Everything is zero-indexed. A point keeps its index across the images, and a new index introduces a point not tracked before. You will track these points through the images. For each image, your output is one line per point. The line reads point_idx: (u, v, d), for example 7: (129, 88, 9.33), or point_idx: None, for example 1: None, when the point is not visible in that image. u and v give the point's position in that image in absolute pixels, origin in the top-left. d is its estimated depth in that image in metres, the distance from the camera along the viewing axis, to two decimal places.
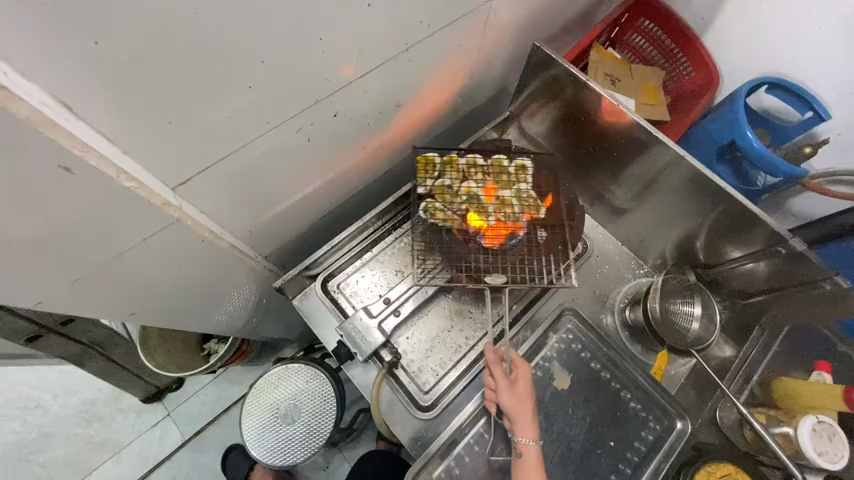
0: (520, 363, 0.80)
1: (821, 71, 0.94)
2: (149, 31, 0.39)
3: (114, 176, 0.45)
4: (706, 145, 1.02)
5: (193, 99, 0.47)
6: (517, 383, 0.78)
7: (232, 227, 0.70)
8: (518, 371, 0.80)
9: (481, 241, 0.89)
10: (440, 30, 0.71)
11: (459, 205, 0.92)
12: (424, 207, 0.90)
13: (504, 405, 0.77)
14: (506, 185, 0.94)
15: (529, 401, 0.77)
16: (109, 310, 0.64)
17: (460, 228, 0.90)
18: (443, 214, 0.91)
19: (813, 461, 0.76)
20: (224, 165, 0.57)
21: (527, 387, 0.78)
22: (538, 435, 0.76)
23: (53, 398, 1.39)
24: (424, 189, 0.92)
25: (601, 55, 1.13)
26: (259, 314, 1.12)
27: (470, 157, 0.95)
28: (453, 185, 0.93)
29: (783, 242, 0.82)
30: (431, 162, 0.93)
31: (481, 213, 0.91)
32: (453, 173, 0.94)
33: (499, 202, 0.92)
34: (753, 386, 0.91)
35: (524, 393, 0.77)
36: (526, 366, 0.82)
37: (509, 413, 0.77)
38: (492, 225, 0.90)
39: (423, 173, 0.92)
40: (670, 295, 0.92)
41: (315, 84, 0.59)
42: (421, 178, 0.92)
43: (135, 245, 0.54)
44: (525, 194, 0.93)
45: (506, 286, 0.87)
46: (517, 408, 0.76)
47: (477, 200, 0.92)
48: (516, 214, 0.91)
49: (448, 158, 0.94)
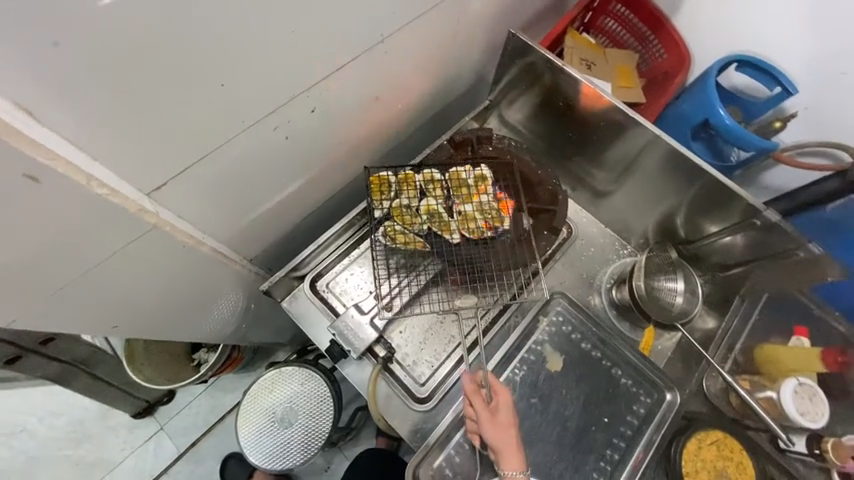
0: (500, 390, 0.78)
1: (786, 46, 0.97)
2: (113, 29, 0.37)
3: (85, 183, 0.44)
4: (680, 125, 1.04)
5: (164, 100, 0.45)
6: (498, 412, 0.77)
7: (214, 231, 0.69)
8: (499, 398, 0.78)
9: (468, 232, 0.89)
10: (415, 20, 0.71)
11: (420, 225, 0.89)
12: (384, 232, 0.88)
13: (487, 437, 0.75)
14: (467, 199, 0.91)
15: (512, 430, 0.75)
16: (90, 324, 0.62)
17: (424, 249, 0.88)
18: (405, 236, 0.88)
19: (796, 422, 0.80)
20: (201, 168, 0.56)
21: (510, 415, 0.77)
22: (524, 464, 0.74)
23: (38, 421, 1.35)
24: (381, 211, 0.89)
25: (575, 40, 1.14)
26: (249, 319, 1.10)
27: (426, 172, 0.92)
28: (411, 205, 0.90)
29: (758, 215, 0.85)
30: (385, 182, 0.91)
31: (445, 230, 0.89)
32: (409, 191, 0.91)
33: (461, 217, 0.90)
34: (737, 355, 0.93)
35: (506, 422, 0.76)
36: (506, 392, 0.80)
37: (492, 445, 0.75)
38: (457, 243, 0.88)
39: (378, 195, 0.90)
40: (654, 273, 0.94)
41: (290, 79, 0.58)
42: (377, 199, 0.90)
43: (113, 255, 0.53)
44: (488, 206, 0.91)
45: (475, 308, 0.90)
46: (500, 439, 0.74)
47: (439, 217, 0.90)
48: (481, 228, 0.90)
49: (403, 176, 0.92)
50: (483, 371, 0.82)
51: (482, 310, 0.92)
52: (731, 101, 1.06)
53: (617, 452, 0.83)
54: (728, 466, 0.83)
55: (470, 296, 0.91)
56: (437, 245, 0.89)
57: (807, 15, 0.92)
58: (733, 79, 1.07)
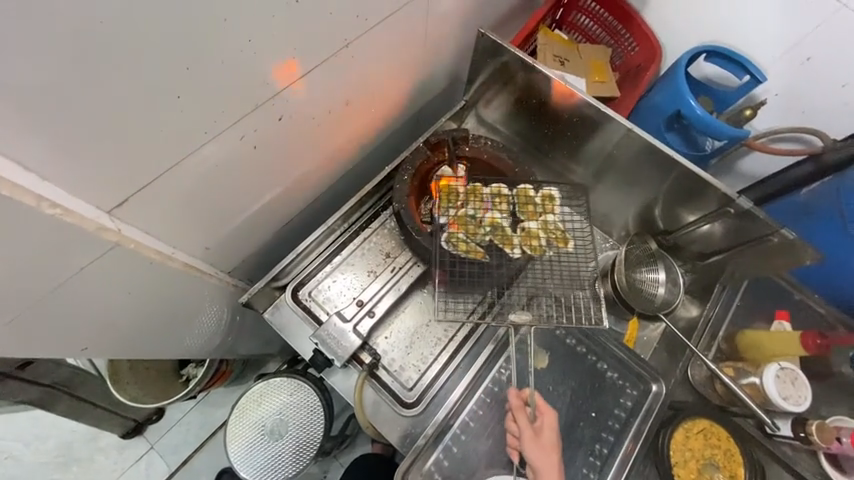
0: (547, 411, 0.78)
1: (755, 32, 0.98)
2: (53, 48, 0.36)
3: (36, 205, 0.42)
4: (655, 117, 1.05)
5: (115, 115, 0.44)
6: (542, 433, 0.76)
7: (186, 245, 0.67)
8: (544, 419, 0.78)
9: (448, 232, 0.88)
10: (380, 23, 0.70)
11: (482, 236, 0.90)
12: (448, 238, 0.88)
13: (528, 457, 0.74)
14: (532, 216, 0.93)
15: (555, 453, 0.75)
16: (59, 348, 0.60)
17: (484, 259, 0.88)
18: (467, 245, 0.88)
19: (779, 406, 0.81)
20: (165, 182, 0.55)
21: (553, 438, 0.76)
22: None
23: (24, 447, 1.31)
24: (446, 219, 0.90)
25: (548, 37, 1.14)
26: (234, 332, 1.08)
27: (494, 186, 0.94)
28: (477, 215, 0.91)
29: (732, 203, 0.85)
30: (453, 191, 0.93)
31: (506, 244, 0.90)
32: (476, 202, 0.93)
33: (524, 233, 0.91)
34: (720, 342, 0.95)
35: (550, 445, 0.75)
36: (552, 413, 0.79)
37: (533, 466, 0.74)
38: (519, 258, 0.88)
39: (446, 202, 0.91)
40: (635, 265, 0.96)
41: (252, 87, 0.57)
42: (443, 206, 0.91)
43: (73, 276, 0.51)
44: (552, 226, 0.92)
45: (531, 325, 0.84)
46: (542, 459, 0.74)
47: (501, 231, 0.91)
48: (542, 245, 0.91)
49: (472, 187, 0.94)
50: (530, 389, 0.81)
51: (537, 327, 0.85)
52: (704, 91, 1.07)
53: (606, 446, 0.83)
54: (716, 454, 0.83)
55: (526, 313, 0.85)
56: (497, 257, 0.89)
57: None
58: (703, 70, 1.08)
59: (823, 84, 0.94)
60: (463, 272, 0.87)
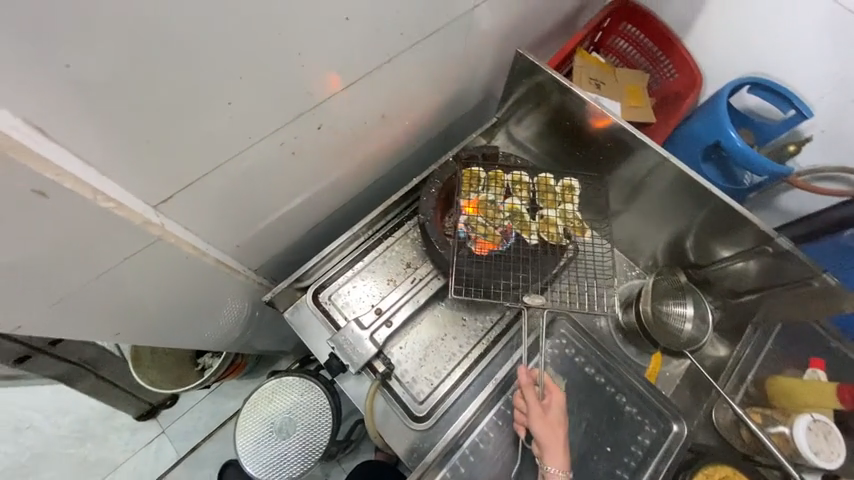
0: (555, 390, 0.78)
1: (804, 67, 0.95)
2: (122, 53, 0.39)
3: (92, 198, 0.45)
4: (692, 147, 1.03)
5: (169, 117, 0.46)
6: (550, 410, 0.77)
7: (219, 242, 0.70)
8: (553, 397, 0.78)
9: (473, 248, 0.88)
10: (423, 39, 0.72)
11: (501, 220, 0.92)
12: (466, 221, 0.90)
13: (534, 431, 0.75)
14: (551, 204, 0.95)
15: (561, 430, 0.76)
16: (93, 331, 0.63)
17: (502, 244, 0.90)
18: (485, 228, 0.91)
19: (809, 461, 0.76)
20: (208, 181, 0.57)
21: (560, 416, 0.77)
22: (568, 466, 0.74)
23: (46, 419, 1.37)
24: (466, 201, 0.92)
25: (585, 59, 1.13)
26: (252, 328, 1.10)
27: (515, 173, 0.97)
28: (496, 201, 0.94)
29: (771, 242, 0.82)
30: (475, 176, 0.95)
31: (524, 231, 0.92)
32: (496, 189, 0.95)
33: (542, 221, 0.93)
34: (748, 386, 0.90)
35: (557, 421, 0.76)
36: (559, 392, 0.80)
37: (539, 440, 0.75)
38: (536, 245, 0.90)
39: (466, 187, 0.94)
40: (662, 296, 0.94)
41: (297, 97, 0.59)
42: (464, 190, 0.94)
43: (117, 265, 0.54)
44: (571, 215, 0.94)
45: (545, 308, 0.85)
46: (548, 435, 0.75)
47: (520, 217, 0.93)
48: (560, 234, 0.92)
49: (493, 173, 0.96)
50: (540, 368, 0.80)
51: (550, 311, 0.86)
52: (744, 123, 1.05)
53: None
54: None
55: (538, 296, 0.85)
56: (515, 243, 0.91)
57: (831, 33, 0.88)
58: (745, 101, 1.05)
59: None
60: (471, 272, 0.87)
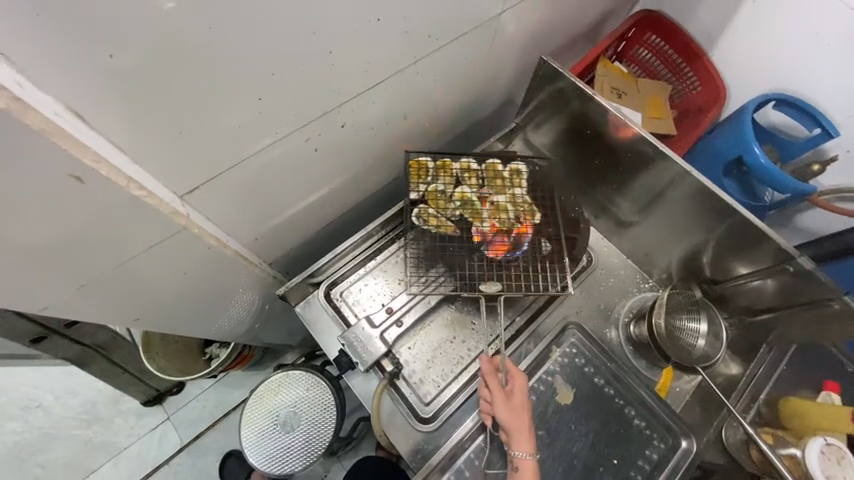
0: (516, 376, 0.80)
1: (829, 86, 0.93)
2: (165, 46, 0.40)
3: (125, 185, 0.46)
4: (713, 161, 1.02)
5: (201, 109, 0.47)
6: (513, 396, 0.78)
7: (238, 234, 0.70)
8: (515, 383, 0.80)
9: (487, 251, 0.89)
10: (451, 42, 0.72)
11: (452, 211, 0.91)
12: (418, 214, 0.90)
13: (500, 418, 0.77)
14: (500, 190, 0.95)
15: (526, 415, 0.77)
16: (114, 316, 0.64)
17: (454, 234, 0.90)
18: (437, 219, 0.90)
19: None
20: (233, 174, 0.58)
21: (524, 400, 0.78)
22: (534, 448, 0.76)
23: (55, 399, 1.39)
24: (417, 194, 0.91)
25: (607, 68, 1.13)
26: (262, 320, 1.11)
27: (463, 161, 0.96)
28: (446, 190, 0.93)
29: (791, 260, 0.80)
30: (423, 166, 0.92)
31: (476, 219, 0.91)
32: (446, 178, 0.94)
33: (493, 207, 0.92)
34: (760, 406, 0.90)
35: (520, 406, 0.77)
36: (522, 377, 0.81)
37: (505, 426, 0.76)
38: (488, 231, 0.89)
39: (416, 178, 0.91)
40: (675, 311, 0.92)
41: (323, 96, 0.59)
42: (414, 182, 0.92)
43: (141, 253, 0.54)
44: (520, 199, 0.94)
45: (501, 294, 0.86)
46: (514, 420, 0.76)
47: (471, 205, 0.92)
48: (511, 219, 0.91)
49: (441, 162, 0.94)
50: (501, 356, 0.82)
51: (508, 296, 0.87)
52: (769, 138, 1.03)
53: None
54: None
55: (494, 281, 0.87)
56: (467, 231, 0.90)
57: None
58: (770, 117, 1.04)
59: None
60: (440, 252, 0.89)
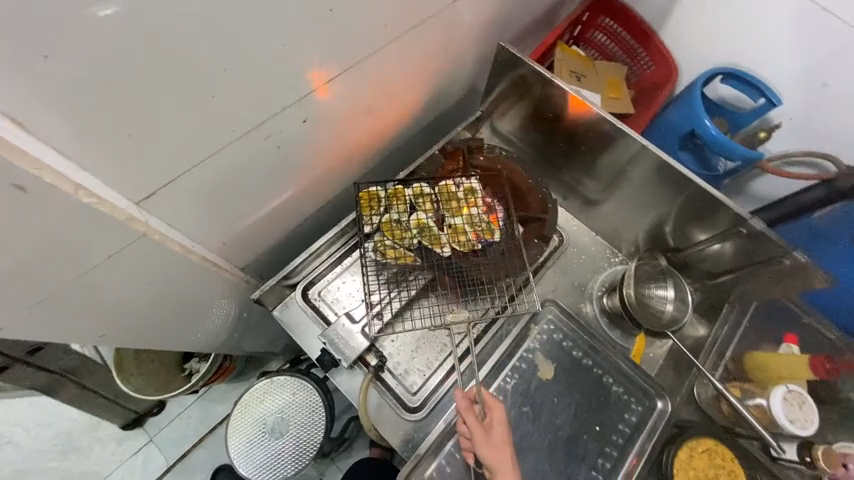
0: (493, 406, 0.77)
1: (773, 58, 0.99)
2: (105, 46, 0.38)
3: (73, 193, 0.44)
4: (669, 136, 1.06)
5: (150, 111, 0.46)
6: (493, 429, 0.76)
7: (204, 239, 0.69)
8: (493, 415, 0.77)
9: (458, 247, 0.89)
10: (407, 32, 0.72)
11: (410, 239, 0.90)
12: (373, 247, 0.89)
13: (482, 456, 0.73)
14: (456, 212, 0.92)
15: (507, 448, 0.75)
16: (77, 332, 0.62)
17: (414, 263, 0.89)
18: (395, 250, 0.89)
19: (784, 427, 0.81)
20: (191, 177, 0.56)
21: (504, 432, 0.76)
22: None
23: (25, 433, 1.32)
24: (371, 227, 0.90)
25: (565, 52, 1.16)
26: (241, 329, 1.09)
27: (415, 186, 0.93)
28: (401, 219, 0.91)
29: (744, 223, 0.86)
30: (374, 197, 0.92)
31: (436, 244, 0.89)
32: (399, 205, 0.92)
33: (451, 230, 0.91)
34: (727, 362, 0.94)
35: (501, 439, 0.75)
36: (500, 409, 0.79)
37: (487, 463, 0.73)
38: (448, 257, 0.88)
39: (368, 209, 0.90)
40: (643, 282, 0.96)
41: (280, 91, 0.59)
42: (367, 214, 0.91)
43: (99, 264, 0.52)
44: (478, 218, 0.92)
45: (469, 322, 0.89)
46: (495, 456, 0.73)
47: (429, 231, 0.90)
48: (471, 240, 0.90)
49: (393, 190, 0.93)
50: (477, 387, 0.80)
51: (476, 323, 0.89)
52: (719, 111, 1.08)
53: (609, 461, 0.83)
54: (720, 474, 0.83)
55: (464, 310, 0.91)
56: (427, 258, 0.89)
57: (805, 28, 0.92)
58: (719, 91, 1.09)
59: (841, 109, 0.95)
60: (398, 277, 0.91)
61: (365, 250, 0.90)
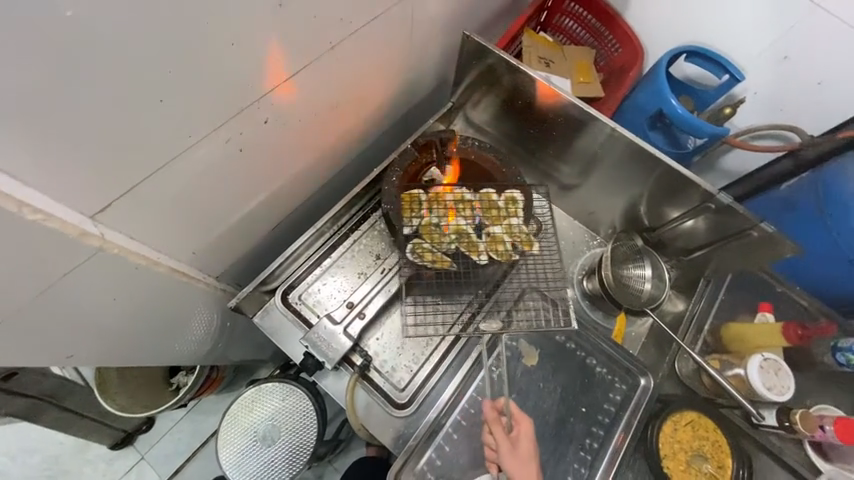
0: (522, 420, 0.78)
1: (734, 33, 1.00)
2: (38, 53, 0.36)
3: (17, 210, 0.42)
4: (638, 116, 1.07)
5: (94, 121, 0.44)
6: (519, 442, 0.76)
7: (171, 250, 0.67)
8: (520, 429, 0.78)
9: (495, 257, 0.89)
10: (367, 24, 0.71)
11: (448, 244, 0.90)
12: (411, 248, 0.88)
13: (505, 468, 0.73)
14: (496, 221, 0.92)
15: (532, 462, 0.74)
16: (44, 354, 0.59)
17: (450, 268, 0.89)
18: (432, 254, 0.89)
19: (763, 395, 0.83)
20: (150, 186, 0.55)
21: (530, 447, 0.76)
22: None
23: (9, 461, 1.28)
24: (410, 229, 0.90)
25: (532, 38, 1.16)
26: (224, 338, 1.07)
27: (457, 193, 0.94)
28: (441, 223, 0.91)
29: (712, 199, 0.87)
30: (416, 199, 0.92)
31: (473, 251, 0.89)
32: (440, 209, 0.93)
33: (490, 239, 0.91)
34: (706, 336, 0.96)
35: (527, 454, 0.74)
36: (527, 423, 0.79)
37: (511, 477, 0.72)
38: (485, 264, 0.88)
39: (409, 211, 0.91)
40: (620, 262, 0.98)
41: (236, 90, 0.57)
42: (407, 215, 0.91)
43: (56, 282, 0.51)
44: (517, 229, 0.92)
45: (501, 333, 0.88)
46: (519, 469, 0.73)
47: (467, 237, 0.91)
48: (509, 250, 0.90)
49: (435, 193, 0.93)
50: (506, 399, 0.80)
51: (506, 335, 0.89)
52: (685, 90, 1.10)
53: (597, 441, 0.84)
54: (704, 445, 0.85)
55: (494, 321, 0.89)
56: (463, 264, 0.89)
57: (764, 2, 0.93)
58: (685, 70, 1.10)
59: (802, 80, 0.97)
60: (429, 281, 0.90)
61: (402, 253, 0.89)
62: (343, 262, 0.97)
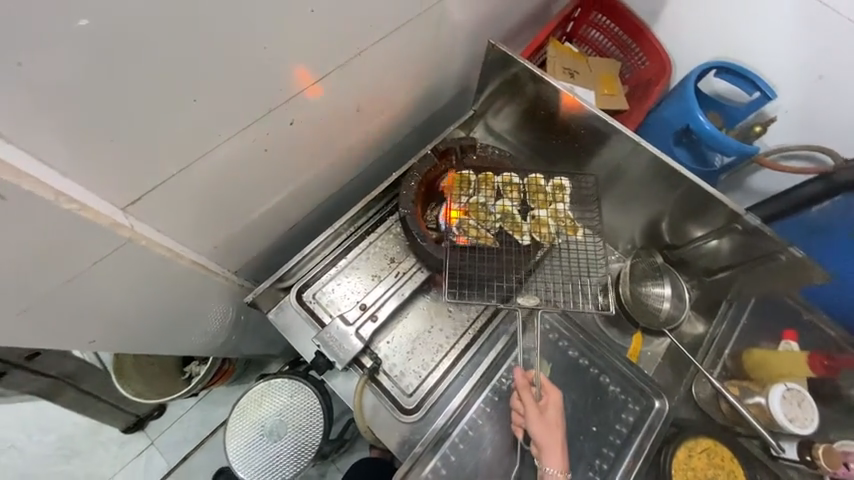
0: (551, 390, 0.77)
1: (767, 49, 0.98)
2: (83, 51, 0.38)
3: (53, 199, 0.44)
4: (663, 131, 1.05)
5: (130, 117, 0.46)
6: (547, 410, 0.76)
7: (194, 244, 0.69)
8: (549, 398, 0.77)
9: (533, 239, 0.89)
10: (394, 31, 0.72)
11: (493, 223, 0.90)
12: (459, 224, 0.89)
13: (531, 432, 0.74)
14: (542, 205, 0.93)
15: (559, 431, 0.74)
16: (68, 338, 0.62)
17: (493, 245, 0.88)
18: (477, 231, 0.89)
19: (784, 426, 0.80)
20: (179, 181, 0.56)
21: (558, 416, 0.76)
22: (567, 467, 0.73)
23: (28, 438, 1.33)
24: (458, 205, 0.92)
25: (558, 49, 1.15)
26: (238, 332, 1.09)
27: (505, 175, 0.95)
28: (488, 203, 0.92)
29: (740, 219, 0.84)
30: (464, 179, 0.95)
31: (516, 232, 0.89)
32: (487, 191, 0.94)
33: (534, 221, 0.91)
34: (725, 360, 0.94)
35: (554, 422, 0.75)
36: (556, 393, 0.79)
37: (535, 439, 0.74)
38: (529, 245, 0.88)
39: (458, 190, 0.93)
40: (639, 279, 0.99)
41: (265, 92, 0.58)
42: (456, 193, 0.94)
43: (84, 270, 0.52)
44: (563, 214, 0.92)
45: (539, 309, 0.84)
46: (544, 434, 0.74)
47: (511, 218, 0.91)
48: (552, 233, 0.90)
49: (483, 175, 0.95)
50: (535, 370, 0.79)
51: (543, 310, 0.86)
52: (713, 106, 1.07)
53: (607, 462, 0.83)
54: (719, 474, 0.81)
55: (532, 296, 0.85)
56: (506, 243, 0.89)
57: (800, 19, 0.90)
58: (714, 85, 1.08)
59: (838, 101, 0.93)
60: (474, 263, 0.87)
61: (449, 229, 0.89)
62: (357, 263, 0.98)
